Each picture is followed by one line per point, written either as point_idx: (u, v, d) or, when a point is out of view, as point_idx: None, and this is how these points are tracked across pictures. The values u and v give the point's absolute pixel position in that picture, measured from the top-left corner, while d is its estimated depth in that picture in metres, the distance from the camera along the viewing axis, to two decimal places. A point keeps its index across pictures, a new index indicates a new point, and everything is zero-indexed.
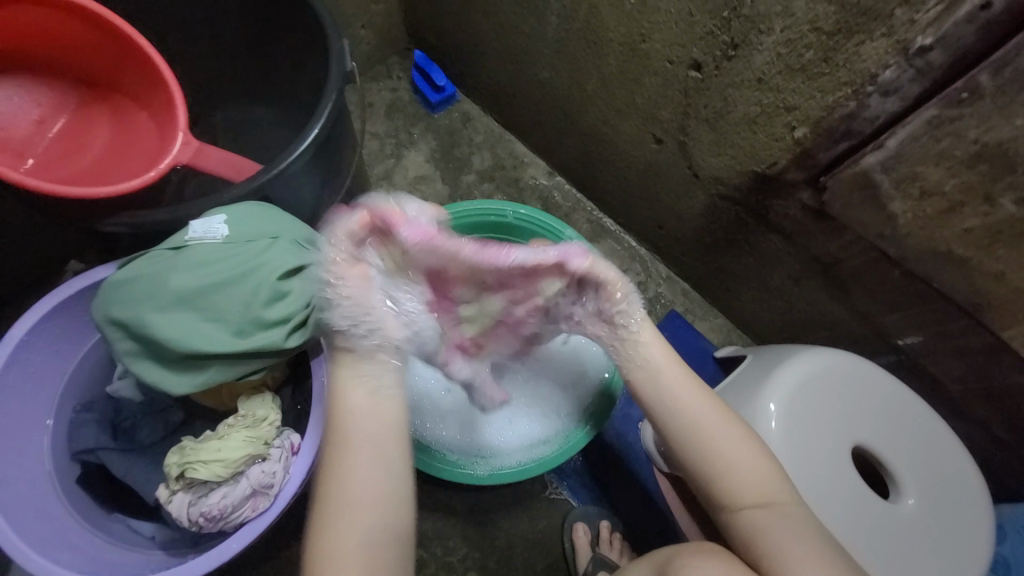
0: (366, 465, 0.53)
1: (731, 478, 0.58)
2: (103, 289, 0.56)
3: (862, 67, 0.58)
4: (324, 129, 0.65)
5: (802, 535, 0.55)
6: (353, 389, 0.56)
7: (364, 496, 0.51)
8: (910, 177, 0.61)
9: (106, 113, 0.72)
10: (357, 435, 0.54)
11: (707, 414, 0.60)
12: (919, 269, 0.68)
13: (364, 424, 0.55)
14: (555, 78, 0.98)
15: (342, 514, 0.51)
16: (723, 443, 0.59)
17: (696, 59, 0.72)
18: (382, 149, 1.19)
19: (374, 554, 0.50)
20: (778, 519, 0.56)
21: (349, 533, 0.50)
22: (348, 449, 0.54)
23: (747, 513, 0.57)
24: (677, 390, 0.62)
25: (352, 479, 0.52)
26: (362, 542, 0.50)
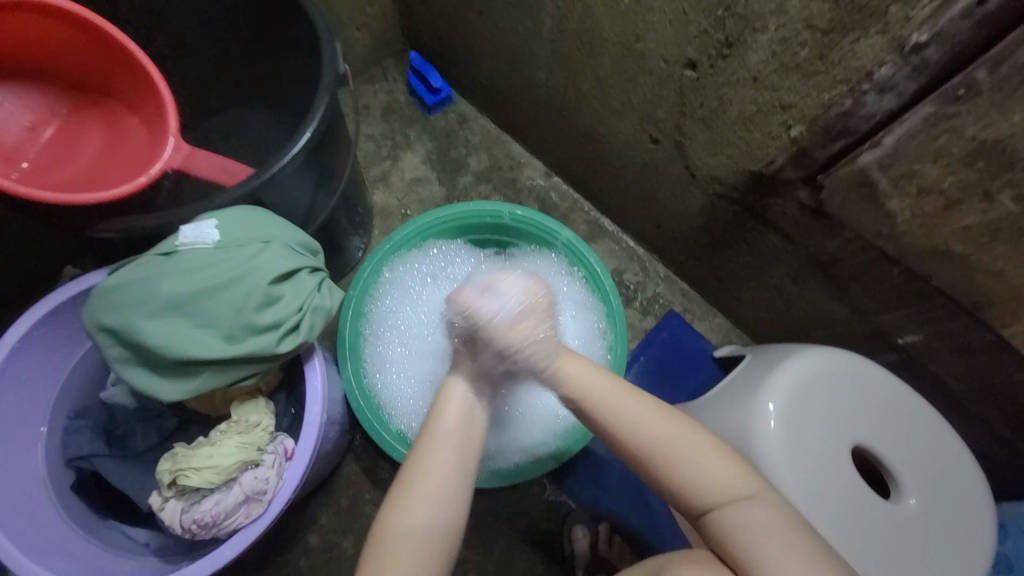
0: (446, 467, 0.58)
1: (696, 483, 0.57)
2: (94, 296, 0.56)
3: (858, 64, 0.57)
4: (317, 132, 0.65)
5: (777, 528, 0.54)
6: (455, 399, 0.62)
7: (438, 494, 0.56)
8: (907, 175, 0.60)
9: (97, 118, 0.71)
10: (446, 438, 0.59)
11: (654, 423, 0.59)
12: (918, 268, 0.67)
13: (456, 430, 0.60)
14: (550, 79, 0.97)
15: (418, 507, 0.56)
16: (679, 448, 0.58)
17: (692, 58, 0.71)
18: (378, 151, 1.18)
19: (439, 544, 0.55)
20: (752, 516, 0.55)
21: (420, 525, 0.55)
22: (435, 450, 0.58)
23: (721, 514, 0.56)
24: (625, 398, 0.61)
25: (433, 479, 0.57)
26: (432, 533, 0.55)
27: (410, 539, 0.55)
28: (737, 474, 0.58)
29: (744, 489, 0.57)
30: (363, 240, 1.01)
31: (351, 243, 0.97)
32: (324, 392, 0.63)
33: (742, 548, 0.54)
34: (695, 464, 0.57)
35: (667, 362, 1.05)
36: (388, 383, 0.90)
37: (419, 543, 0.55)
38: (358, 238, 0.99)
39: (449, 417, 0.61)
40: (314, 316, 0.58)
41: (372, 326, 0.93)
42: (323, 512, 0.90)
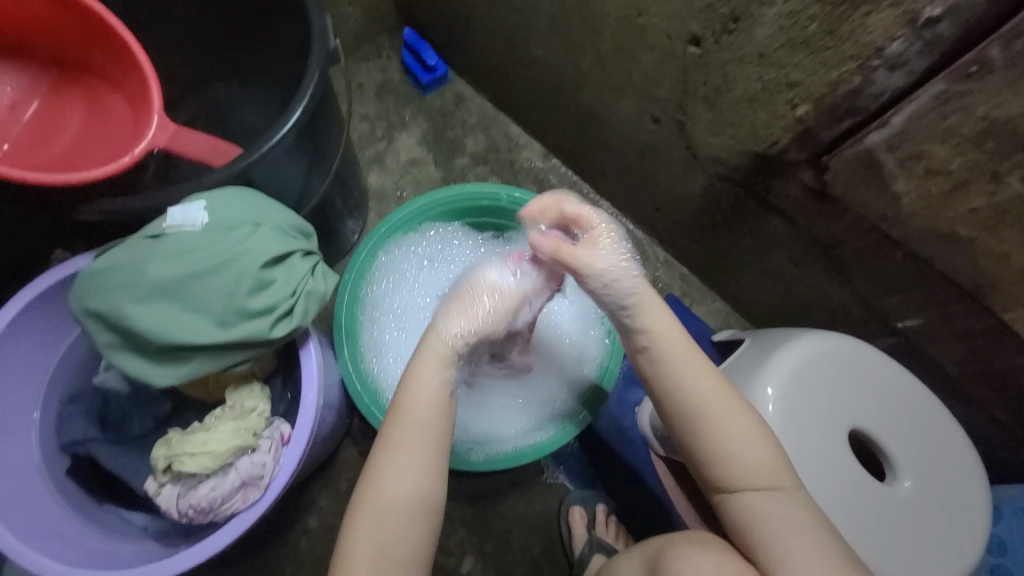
0: (421, 443, 0.56)
1: (736, 463, 0.57)
2: (80, 280, 0.54)
3: (868, 39, 0.55)
4: (307, 110, 0.62)
5: (799, 521, 0.54)
6: (433, 367, 0.58)
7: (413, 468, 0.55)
8: (915, 155, 0.59)
9: (78, 97, 0.69)
10: (421, 412, 0.57)
11: (716, 398, 0.59)
12: (922, 251, 0.66)
13: (428, 406, 0.57)
14: (549, 56, 0.94)
15: (394, 479, 0.55)
16: (729, 429, 0.58)
17: (695, 34, 0.68)
18: (372, 132, 1.16)
19: (414, 518, 0.55)
20: (777, 505, 0.56)
21: (396, 497, 0.55)
22: (407, 424, 0.56)
23: (746, 496, 0.57)
24: (687, 371, 0.60)
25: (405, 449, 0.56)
26: (405, 506, 0.55)
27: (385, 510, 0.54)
28: (775, 465, 0.58)
29: (777, 479, 0.57)
30: (358, 224, 0.99)
31: (346, 227, 0.95)
32: (320, 377, 0.62)
33: (762, 532, 0.55)
34: (741, 445, 0.58)
35: None
36: (385, 368, 0.89)
37: (392, 515, 0.54)
38: (353, 222, 0.98)
39: (423, 390, 0.57)
40: (308, 301, 0.57)
41: (368, 310, 0.92)
42: (322, 494, 0.91)
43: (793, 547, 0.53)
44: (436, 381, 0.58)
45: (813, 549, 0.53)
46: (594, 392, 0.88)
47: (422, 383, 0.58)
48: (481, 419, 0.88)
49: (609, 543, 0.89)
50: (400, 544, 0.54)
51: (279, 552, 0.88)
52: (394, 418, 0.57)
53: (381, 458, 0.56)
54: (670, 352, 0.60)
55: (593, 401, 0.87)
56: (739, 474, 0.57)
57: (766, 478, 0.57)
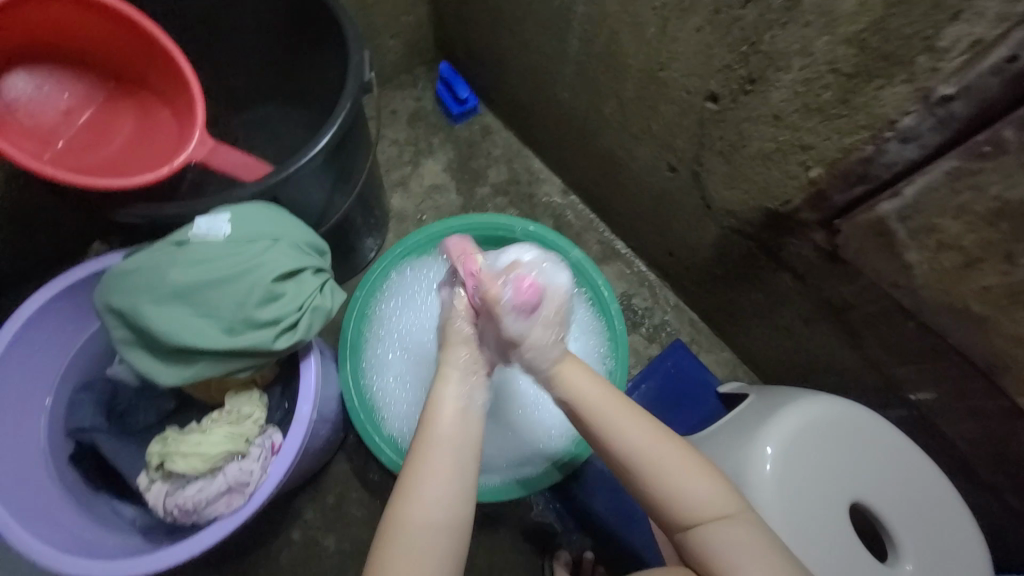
0: (445, 459, 0.58)
1: (680, 498, 0.57)
2: (106, 277, 0.58)
3: (881, 111, 0.56)
4: (336, 135, 0.66)
5: (752, 546, 0.55)
6: (451, 393, 0.63)
7: (445, 486, 0.57)
8: (927, 228, 0.58)
9: (132, 108, 0.75)
10: (448, 437, 0.60)
11: (642, 438, 0.60)
12: (934, 323, 0.65)
13: (456, 432, 0.60)
14: (574, 99, 0.98)
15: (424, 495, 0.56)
16: (666, 465, 0.58)
17: (713, 91, 0.70)
18: (400, 156, 1.21)
19: (444, 533, 0.55)
20: (727, 535, 0.56)
21: (427, 512, 0.55)
22: (437, 451, 0.59)
23: (699, 531, 0.57)
24: (611, 412, 0.62)
25: (440, 472, 0.57)
26: (434, 525, 0.55)
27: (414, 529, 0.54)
28: (719, 494, 0.58)
29: (724, 507, 0.57)
30: (376, 242, 1.03)
31: (364, 244, 0.99)
32: (317, 390, 0.63)
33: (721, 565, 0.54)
34: (675, 477, 0.58)
35: (669, 393, 1.03)
36: (384, 388, 0.91)
37: (424, 538, 0.54)
38: (372, 240, 1.01)
39: (444, 419, 0.61)
40: (312, 316, 0.59)
41: (375, 327, 0.94)
42: (309, 507, 0.91)
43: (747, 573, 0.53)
44: (452, 405, 0.62)
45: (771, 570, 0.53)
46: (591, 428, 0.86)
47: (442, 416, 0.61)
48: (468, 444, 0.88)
49: None
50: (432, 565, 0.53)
51: (260, 561, 0.89)
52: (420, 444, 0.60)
53: (409, 480, 0.57)
54: (586, 400, 0.63)
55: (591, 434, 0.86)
56: (683, 508, 0.57)
57: (712, 507, 0.57)
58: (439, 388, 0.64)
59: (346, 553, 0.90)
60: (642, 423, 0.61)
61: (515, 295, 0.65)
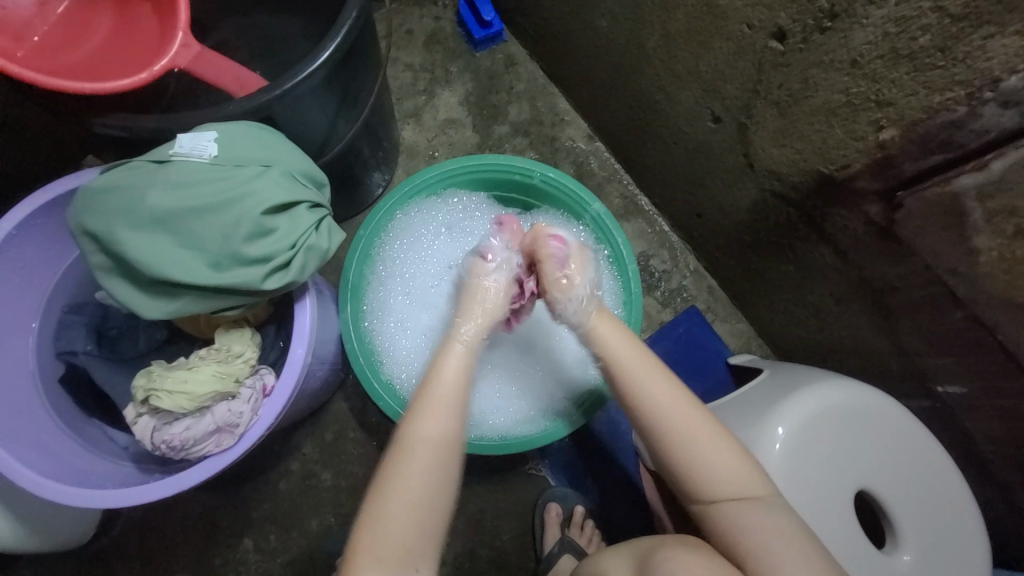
0: (448, 397, 0.61)
1: (709, 473, 0.56)
2: (81, 195, 0.52)
3: (985, 66, 0.46)
4: (340, 50, 0.58)
5: (783, 532, 0.53)
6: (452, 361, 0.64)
7: (448, 412, 0.60)
8: (1007, 210, 0.51)
9: (111, 2, 0.66)
10: (450, 379, 0.62)
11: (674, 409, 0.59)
12: (986, 316, 0.59)
13: (454, 382, 0.62)
14: (613, 29, 0.86)
15: (429, 420, 0.59)
16: (701, 441, 0.57)
17: (781, 27, 0.60)
18: (414, 83, 1.10)
19: (448, 456, 0.58)
20: (758, 516, 0.54)
21: (430, 436, 0.58)
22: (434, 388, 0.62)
23: (728, 510, 0.55)
24: (639, 371, 0.61)
25: (440, 405, 0.60)
26: (428, 451, 0.57)
27: (410, 452, 0.57)
28: (750, 474, 0.57)
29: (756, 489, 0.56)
30: (383, 177, 0.96)
31: (370, 179, 0.92)
32: (312, 333, 0.60)
33: (751, 547, 0.53)
34: (709, 455, 0.57)
35: (678, 360, 0.99)
36: (386, 333, 0.88)
37: (426, 453, 0.57)
38: (379, 174, 0.94)
39: (458, 351, 0.65)
40: (307, 255, 0.54)
41: (379, 268, 0.89)
42: (306, 442, 0.92)
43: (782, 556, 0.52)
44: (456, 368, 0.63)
45: (803, 557, 0.51)
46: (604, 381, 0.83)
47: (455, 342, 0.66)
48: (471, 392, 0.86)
49: (581, 545, 0.88)
50: (436, 484, 0.57)
51: (257, 488, 0.90)
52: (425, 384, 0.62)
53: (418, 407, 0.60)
54: (615, 355, 0.63)
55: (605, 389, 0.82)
56: (711, 483, 0.56)
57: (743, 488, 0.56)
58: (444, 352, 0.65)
59: (341, 488, 0.91)
60: (676, 393, 0.60)
61: (556, 244, 0.70)
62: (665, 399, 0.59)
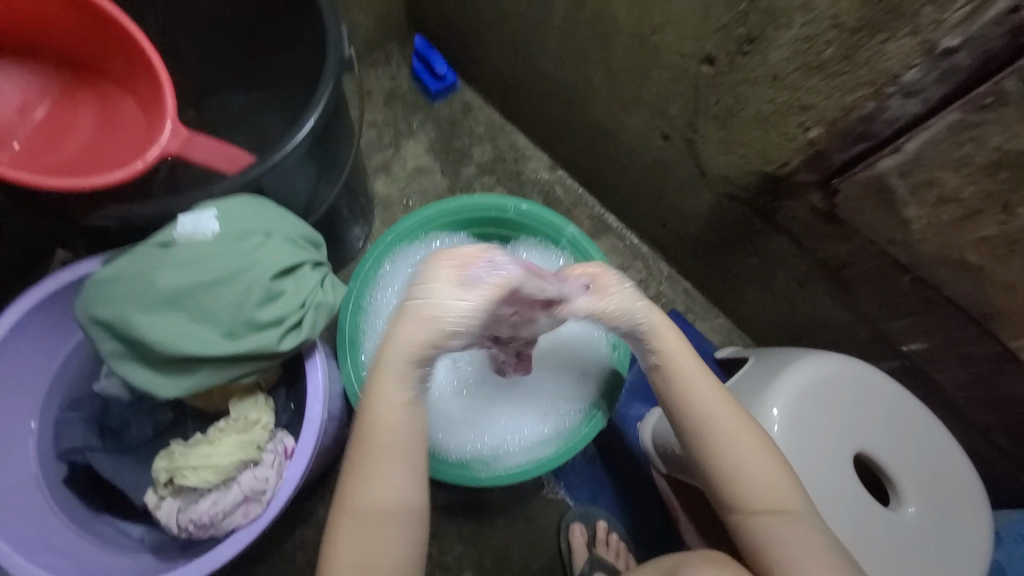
0: (392, 454, 0.57)
1: (748, 480, 0.58)
2: (87, 288, 0.55)
3: (884, 66, 0.55)
4: (321, 119, 0.62)
5: (810, 545, 0.55)
6: (397, 393, 0.58)
7: (399, 461, 0.57)
8: (927, 183, 0.59)
9: (89, 98, 0.69)
10: (392, 429, 0.57)
11: (723, 418, 0.61)
12: (931, 277, 0.66)
13: (397, 424, 0.58)
14: (560, 70, 0.95)
15: (373, 482, 0.56)
16: (744, 450, 0.59)
17: (709, 54, 0.69)
18: (380, 139, 1.16)
19: (403, 523, 0.56)
20: (790, 526, 0.56)
21: (378, 505, 0.55)
22: (378, 440, 0.57)
23: (758, 520, 0.57)
24: (698, 386, 0.62)
25: (384, 462, 0.56)
26: (380, 508, 0.55)
27: (351, 517, 0.55)
28: (788, 488, 0.58)
29: (792, 503, 0.58)
30: (363, 230, 0.99)
31: (352, 233, 0.95)
32: (325, 390, 0.62)
33: (778, 556, 0.55)
34: (743, 464, 0.59)
35: None
36: None
37: (370, 518, 0.55)
38: (359, 228, 0.98)
39: (391, 399, 0.57)
40: (316, 312, 0.57)
41: (372, 318, 0.91)
42: (319, 506, 0.90)
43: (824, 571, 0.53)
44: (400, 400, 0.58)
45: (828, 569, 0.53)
46: (607, 391, 0.85)
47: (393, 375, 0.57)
48: (496, 430, 0.88)
49: (609, 560, 0.88)
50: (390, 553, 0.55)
51: (273, 564, 0.87)
52: (363, 430, 0.57)
53: (353, 471, 0.56)
54: (678, 366, 0.63)
55: (605, 404, 0.85)
56: (747, 497, 0.58)
57: (780, 500, 0.57)
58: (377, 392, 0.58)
59: None
60: (726, 403, 0.62)
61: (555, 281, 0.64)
62: (721, 412, 0.61)
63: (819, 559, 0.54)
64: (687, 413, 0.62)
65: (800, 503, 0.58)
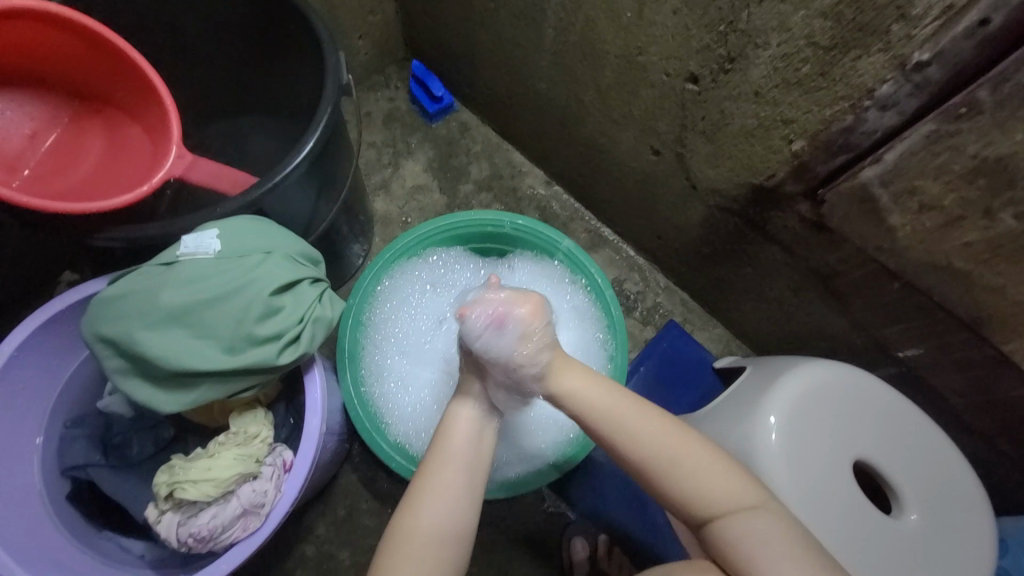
0: (456, 474, 0.59)
1: (703, 491, 0.57)
2: (93, 307, 0.57)
3: (859, 81, 0.57)
4: (320, 141, 0.64)
5: (779, 538, 0.54)
6: (464, 416, 0.63)
7: (459, 484, 0.59)
8: (908, 191, 0.60)
9: (98, 126, 0.72)
10: (456, 452, 0.61)
11: (660, 433, 0.60)
12: (920, 283, 0.67)
13: (463, 447, 0.61)
14: (552, 90, 0.98)
15: (434, 504, 0.57)
16: (689, 463, 0.58)
17: (693, 72, 0.71)
18: (379, 159, 1.19)
19: (451, 547, 0.56)
20: (754, 524, 0.55)
21: (429, 526, 0.56)
22: (444, 463, 0.59)
23: (724, 524, 0.56)
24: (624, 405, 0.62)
25: (446, 483, 0.58)
26: (442, 531, 0.56)
27: (420, 540, 0.55)
28: (742, 485, 0.58)
29: (750, 499, 0.57)
30: (363, 248, 1.01)
31: (351, 251, 0.97)
32: (324, 404, 0.63)
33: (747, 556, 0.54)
34: (690, 473, 0.58)
35: (667, 373, 1.05)
36: (387, 394, 0.90)
37: (431, 541, 0.55)
38: (359, 246, 1.00)
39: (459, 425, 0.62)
40: (315, 327, 0.59)
41: (371, 333, 0.93)
42: (319, 522, 0.90)
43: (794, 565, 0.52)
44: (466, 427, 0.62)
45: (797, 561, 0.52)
46: None
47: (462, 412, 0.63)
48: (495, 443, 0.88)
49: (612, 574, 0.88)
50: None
51: None
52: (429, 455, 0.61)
53: (416, 491, 0.58)
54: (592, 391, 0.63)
55: None
56: (704, 503, 0.57)
57: (737, 500, 0.57)
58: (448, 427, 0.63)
59: (361, 565, 0.88)
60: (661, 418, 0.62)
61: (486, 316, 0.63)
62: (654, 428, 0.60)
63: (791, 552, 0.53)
64: (625, 434, 0.60)
65: (760, 497, 0.58)
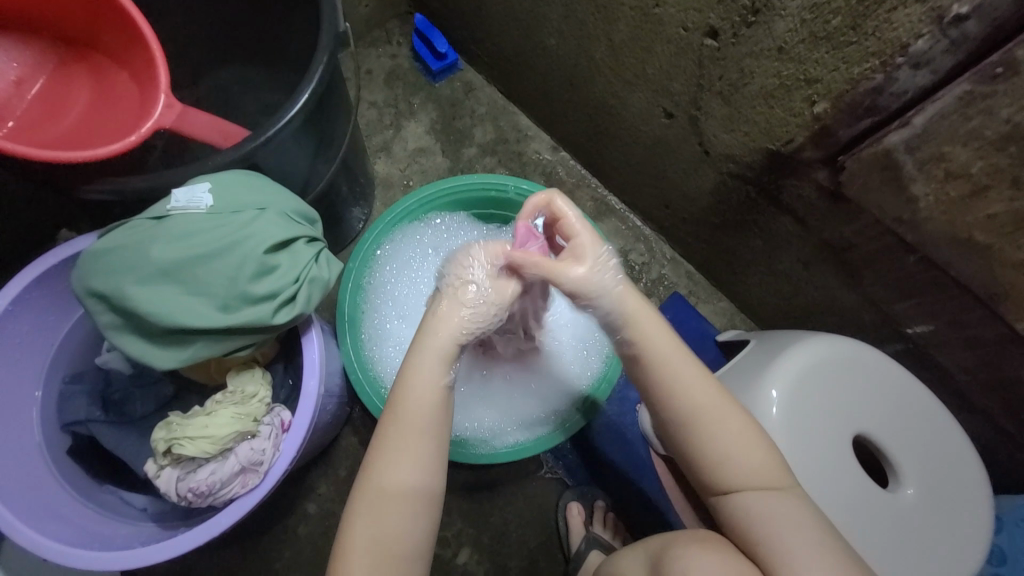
0: (415, 440, 0.56)
1: (731, 467, 0.56)
2: (83, 261, 0.55)
3: (893, 35, 0.53)
4: (316, 92, 0.61)
5: (802, 520, 0.54)
6: (433, 374, 0.58)
7: (421, 449, 0.56)
8: (935, 157, 0.57)
9: (84, 73, 0.69)
10: (417, 410, 0.56)
11: (706, 397, 0.58)
12: (938, 256, 0.65)
13: (426, 404, 0.56)
14: (562, 47, 0.93)
15: (395, 466, 0.55)
16: (723, 437, 0.57)
17: (713, 26, 0.67)
18: (381, 119, 1.14)
19: (415, 508, 0.55)
20: (778, 503, 0.55)
21: (398, 489, 0.54)
22: (403, 420, 0.56)
23: (744, 498, 0.56)
24: (672, 356, 0.59)
25: (405, 444, 0.55)
26: (404, 493, 0.54)
27: (380, 497, 0.54)
28: (775, 468, 0.57)
29: (780, 480, 0.56)
30: (363, 211, 0.99)
31: (351, 214, 0.95)
32: (321, 364, 0.62)
33: (766, 535, 0.54)
34: (724, 442, 0.57)
35: None
36: (385, 357, 0.89)
37: (389, 501, 0.54)
38: (359, 209, 0.97)
39: (422, 381, 0.57)
40: (311, 288, 0.58)
41: (370, 297, 0.92)
42: (320, 482, 0.91)
43: (808, 549, 0.52)
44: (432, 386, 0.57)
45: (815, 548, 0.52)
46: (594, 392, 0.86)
47: (428, 366, 0.58)
48: (499, 415, 0.88)
49: (607, 539, 0.89)
50: (407, 536, 0.54)
51: (276, 537, 0.89)
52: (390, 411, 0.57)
53: (379, 453, 0.55)
54: (655, 342, 0.60)
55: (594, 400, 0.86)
56: (732, 476, 0.56)
57: (765, 478, 0.56)
58: (408, 375, 0.58)
59: None
60: (704, 384, 0.59)
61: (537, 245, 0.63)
62: (703, 393, 0.58)
63: (811, 536, 0.53)
64: (679, 400, 0.58)
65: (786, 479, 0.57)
